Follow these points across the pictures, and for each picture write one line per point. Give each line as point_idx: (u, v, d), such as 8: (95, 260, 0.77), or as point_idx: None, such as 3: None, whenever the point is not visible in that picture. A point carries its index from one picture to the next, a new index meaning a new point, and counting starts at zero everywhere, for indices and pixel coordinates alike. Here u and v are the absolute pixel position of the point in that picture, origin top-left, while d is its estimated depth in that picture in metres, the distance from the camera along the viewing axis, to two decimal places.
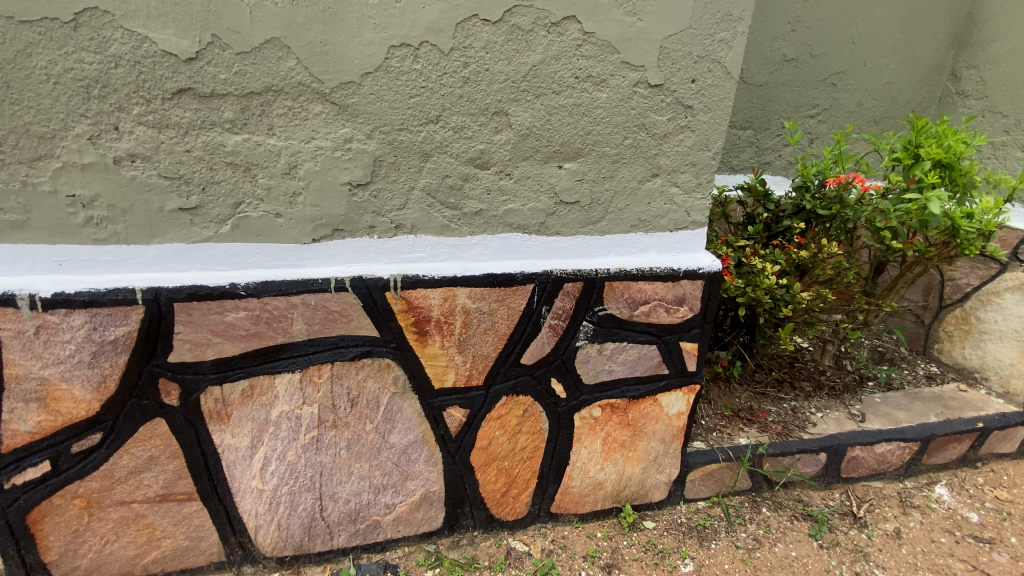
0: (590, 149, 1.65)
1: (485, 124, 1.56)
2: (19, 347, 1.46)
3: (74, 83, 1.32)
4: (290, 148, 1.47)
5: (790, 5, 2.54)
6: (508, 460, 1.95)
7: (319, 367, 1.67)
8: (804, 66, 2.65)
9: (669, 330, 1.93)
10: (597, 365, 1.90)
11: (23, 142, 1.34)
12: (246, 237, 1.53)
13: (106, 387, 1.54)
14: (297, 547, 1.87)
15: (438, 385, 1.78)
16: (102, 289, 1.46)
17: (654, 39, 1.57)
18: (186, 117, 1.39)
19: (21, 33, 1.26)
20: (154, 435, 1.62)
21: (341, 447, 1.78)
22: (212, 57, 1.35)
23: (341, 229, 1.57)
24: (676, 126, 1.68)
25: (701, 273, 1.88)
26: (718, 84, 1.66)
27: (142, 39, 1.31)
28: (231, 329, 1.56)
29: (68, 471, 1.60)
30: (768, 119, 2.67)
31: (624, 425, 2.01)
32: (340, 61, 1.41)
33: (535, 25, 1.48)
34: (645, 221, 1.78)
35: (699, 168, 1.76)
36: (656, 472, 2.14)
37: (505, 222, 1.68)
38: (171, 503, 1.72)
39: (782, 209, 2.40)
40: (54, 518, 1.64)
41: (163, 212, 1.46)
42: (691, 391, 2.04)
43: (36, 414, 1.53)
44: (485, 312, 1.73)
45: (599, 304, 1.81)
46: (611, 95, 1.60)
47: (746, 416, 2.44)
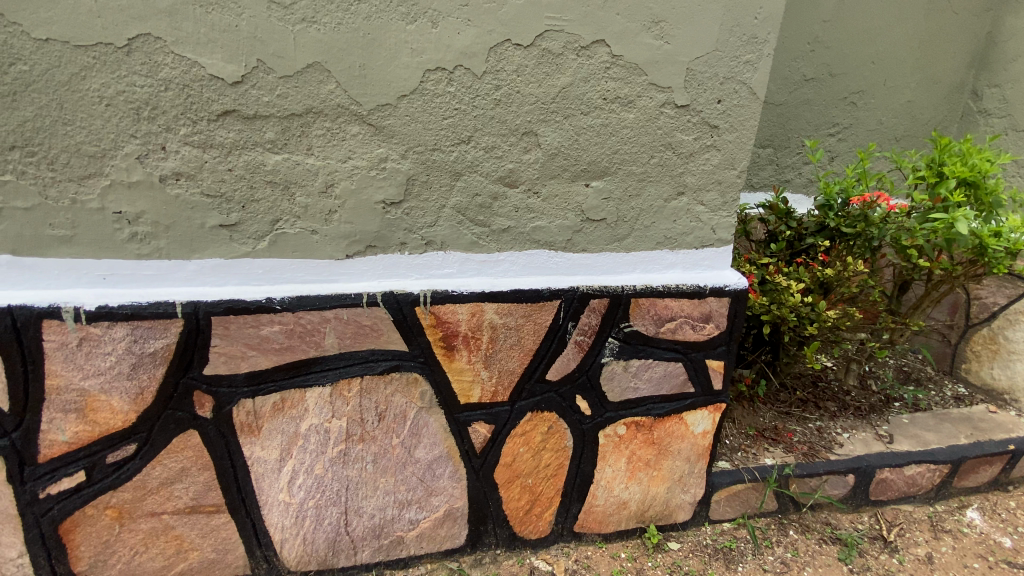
0: (617, 168, 1.68)
1: (515, 144, 1.59)
2: (61, 358, 1.51)
3: (125, 106, 1.38)
4: (327, 167, 1.51)
5: (810, 26, 2.57)
6: (532, 477, 1.94)
7: (349, 381, 1.69)
8: (823, 85, 2.67)
9: (696, 347, 1.93)
10: (623, 382, 1.89)
11: (74, 161, 1.40)
12: (282, 253, 1.57)
13: (142, 398, 1.58)
14: (320, 561, 1.88)
15: (464, 400, 1.79)
16: (143, 302, 1.51)
17: (681, 62, 1.60)
18: (229, 137, 1.44)
19: (75, 57, 1.33)
20: (187, 446, 1.65)
21: (367, 462, 1.79)
22: (256, 81, 1.41)
23: (374, 246, 1.61)
24: (702, 145, 1.70)
25: (727, 290, 1.88)
26: (744, 105, 1.68)
27: (191, 64, 1.37)
28: (265, 343, 1.59)
29: (102, 481, 1.63)
30: (788, 137, 2.69)
31: (649, 443, 2.00)
32: (377, 85, 1.46)
33: (565, 49, 1.52)
34: (670, 239, 1.80)
35: (725, 187, 1.77)
36: (681, 492, 2.11)
37: (532, 239, 1.70)
38: (200, 515, 1.73)
39: (804, 227, 2.39)
40: (86, 528, 1.66)
41: (203, 229, 1.50)
42: (716, 410, 2.02)
43: (74, 424, 1.57)
44: (512, 327, 1.74)
45: (625, 321, 1.82)
46: (638, 116, 1.63)
47: (771, 435, 2.40)
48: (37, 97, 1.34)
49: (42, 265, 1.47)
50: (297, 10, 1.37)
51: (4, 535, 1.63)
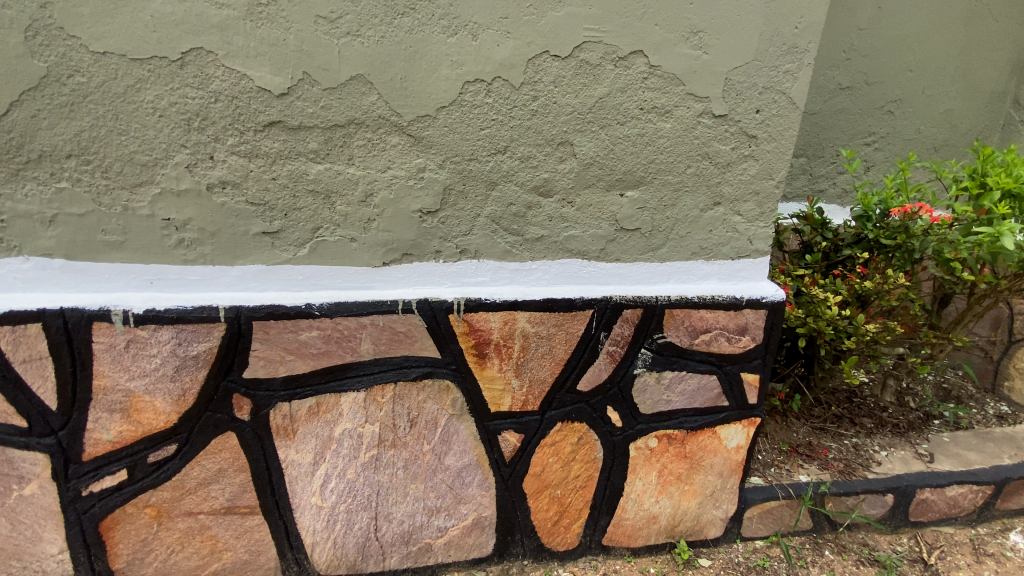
0: (652, 178, 1.67)
1: (551, 154, 1.60)
2: (109, 359, 1.56)
3: (176, 117, 1.43)
4: (367, 177, 1.54)
5: (845, 35, 2.53)
6: (561, 488, 1.93)
7: (383, 387, 1.71)
8: (859, 94, 2.62)
9: (730, 360, 1.89)
10: (655, 394, 1.87)
11: (126, 170, 1.46)
12: (322, 260, 1.60)
13: (183, 400, 1.62)
14: (350, 566, 1.89)
15: (495, 408, 1.79)
16: (189, 306, 1.55)
17: (720, 71, 1.59)
18: (274, 147, 1.49)
19: (132, 70, 1.39)
20: (225, 448, 1.68)
21: (398, 467, 1.80)
22: (302, 93, 1.45)
23: (410, 254, 1.63)
24: (740, 155, 1.69)
25: (764, 302, 1.84)
26: (783, 114, 1.66)
27: (241, 76, 1.42)
28: (303, 347, 1.62)
29: (143, 480, 1.68)
30: (822, 147, 2.64)
31: (681, 457, 1.97)
32: (418, 96, 1.49)
33: (602, 60, 1.53)
34: (706, 249, 1.78)
35: (762, 197, 1.75)
36: (713, 508, 2.07)
37: (566, 248, 1.70)
38: (234, 516, 1.77)
39: (841, 239, 2.34)
40: (126, 525, 1.71)
41: (247, 236, 1.54)
42: (751, 425, 1.98)
43: (118, 423, 1.62)
44: (544, 336, 1.74)
45: (658, 332, 1.80)
46: (675, 126, 1.62)
47: (805, 451, 2.34)
48: (94, 108, 1.41)
49: (94, 269, 1.52)
50: (343, 24, 1.41)
51: (47, 530, 1.69)
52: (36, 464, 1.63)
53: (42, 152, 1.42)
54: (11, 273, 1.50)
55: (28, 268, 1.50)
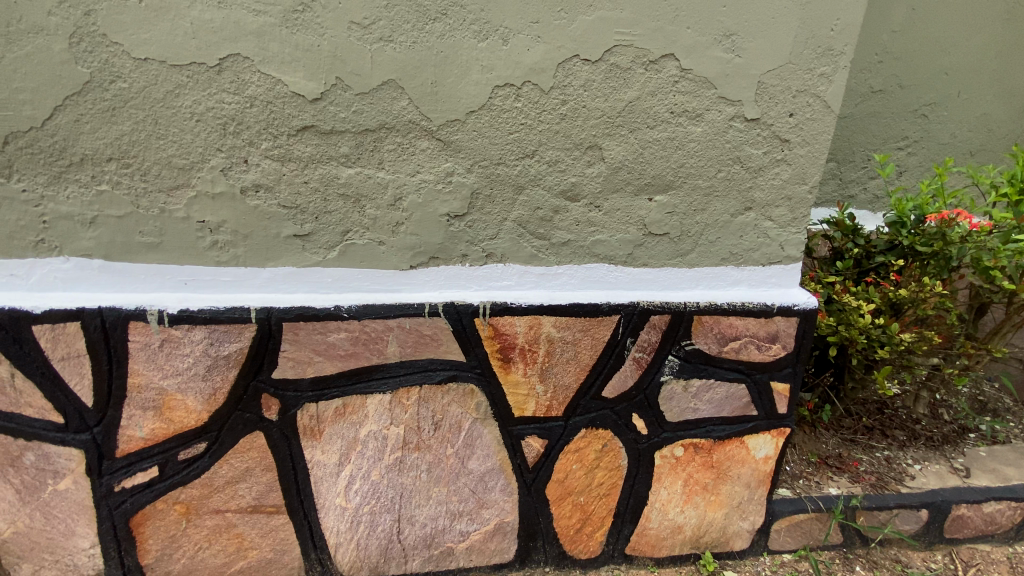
0: (682, 182, 1.65)
1: (579, 158, 1.59)
2: (144, 358, 1.59)
3: (213, 121, 1.46)
4: (396, 181, 1.56)
5: (878, 37, 2.48)
6: (585, 496, 1.91)
7: (408, 389, 1.71)
8: (891, 97, 2.55)
9: (760, 368, 1.86)
10: (682, 402, 1.84)
11: (164, 173, 1.50)
12: (350, 263, 1.62)
13: (214, 399, 1.65)
14: (372, 567, 1.90)
15: (518, 413, 1.78)
16: (221, 307, 1.58)
17: (753, 75, 1.56)
18: (307, 151, 1.51)
19: (171, 76, 1.42)
20: (252, 447, 1.71)
21: (422, 470, 1.81)
22: (334, 98, 1.47)
23: (437, 257, 1.64)
24: (772, 160, 1.66)
25: (796, 310, 1.80)
26: (817, 118, 1.63)
27: (276, 82, 1.45)
28: (331, 349, 1.64)
29: (173, 477, 1.71)
30: (853, 151, 2.58)
31: (708, 467, 1.93)
32: (448, 101, 1.50)
33: (633, 64, 1.52)
34: (736, 255, 1.75)
35: (795, 202, 1.71)
36: (739, 519, 2.02)
37: (592, 253, 1.69)
38: (260, 515, 1.79)
39: (874, 245, 2.27)
40: (155, 521, 1.74)
41: (279, 238, 1.57)
42: (780, 435, 1.94)
43: (150, 421, 1.65)
44: (569, 341, 1.73)
45: (686, 338, 1.77)
46: (705, 129, 1.60)
47: (835, 464, 2.28)
48: (134, 113, 1.44)
49: (131, 270, 1.56)
50: (375, 30, 1.43)
51: (80, 525, 1.73)
52: (72, 459, 1.67)
53: (84, 155, 1.46)
54: (52, 273, 1.55)
55: (69, 268, 1.55)
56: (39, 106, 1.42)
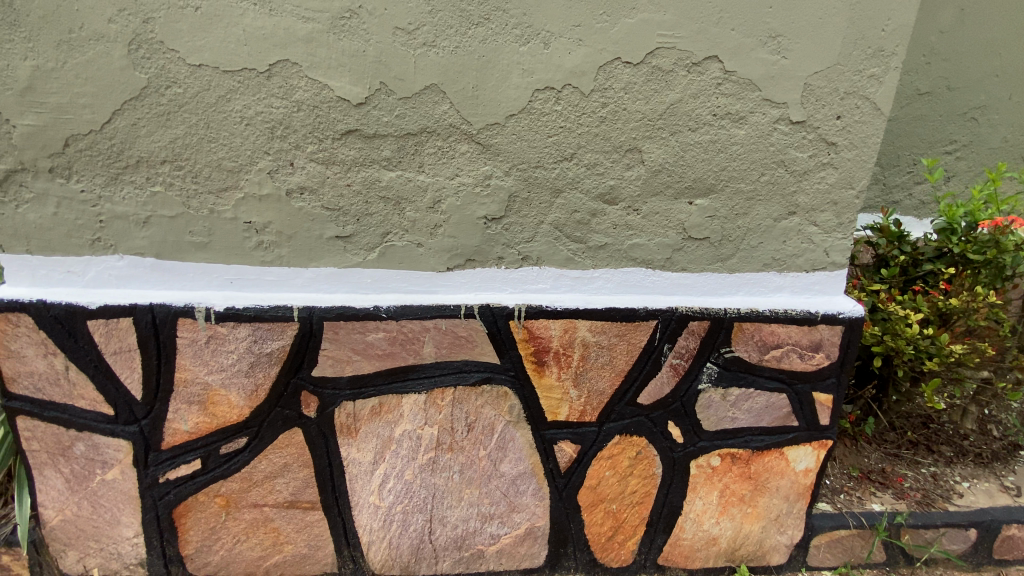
0: (723, 186, 1.62)
1: (618, 161, 1.58)
2: (191, 354, 1.65)
3: (261, 125, 1.51)
4: (435, 184, 1.58)
5: (925, 37, 2.39)
6: (617, 503, 1.88)
7: (443, 390, 1.72)
8: (939, 100, 2.46)
9: (802, 378, 1.80)
10: (720, 411, 1.80)
11: (214, 175, 1.55)
12: (389, 264, 1.65)
13: (256, 395, 1.69)
14: (403, 567, 1.91)
15: (552, 417, 1.77)
16: (265, 305, 1.63)
17: (800, 76, 1.53)
18: (350, 154, 1.54)
19: (224, 82, 1.47)
20: (291, 443, 1.74)
21: (454, 471, 1.82)
22: (378, 102, 1.50)
23: (473, 259, 1.65)
24: (818, 163, 1.61)
25: (841, 318, 1.75)
26: (866, 121, 1.58)
27: (322, 87, 1.48)
28: (369, 348, 1.67)
29: (214, 470, 1.76)
30: (897, 155, 2.49)
31: (745, 478, 1.88)
32: (488, 105, 1.51)
33: (675, 66, 1.50)
34: (778, 260, 1.71)
35: (842, 208, 1.66)
36: (777, 533, 1.96)
37: (629, 256, 1.67)
38: (296, 510, 1.82)
39: (921, 252, 2.17)
40: (196, 513, 1.80)
41: (321, 239, 1.61)
42: (821, 447, 1.88)
43: (195, 415, 1.71)
44: (605, 346, 1.71)
45: (726, 346, 1.74)
46: (749, 133, 1.57)
47: (878, 479, 2.19)
48: (187, 117, 1.50)
49: (180, 269, 1.62)
50: (419, 35, 1.45)
51: (125, 514, 1.80)
52: (119, 450, 1.74)
53: (139, 158, 1.53)
54: (107, 270, 1.62)
55: (122, 266, 1.62)
56: (100, 111, 1.49)
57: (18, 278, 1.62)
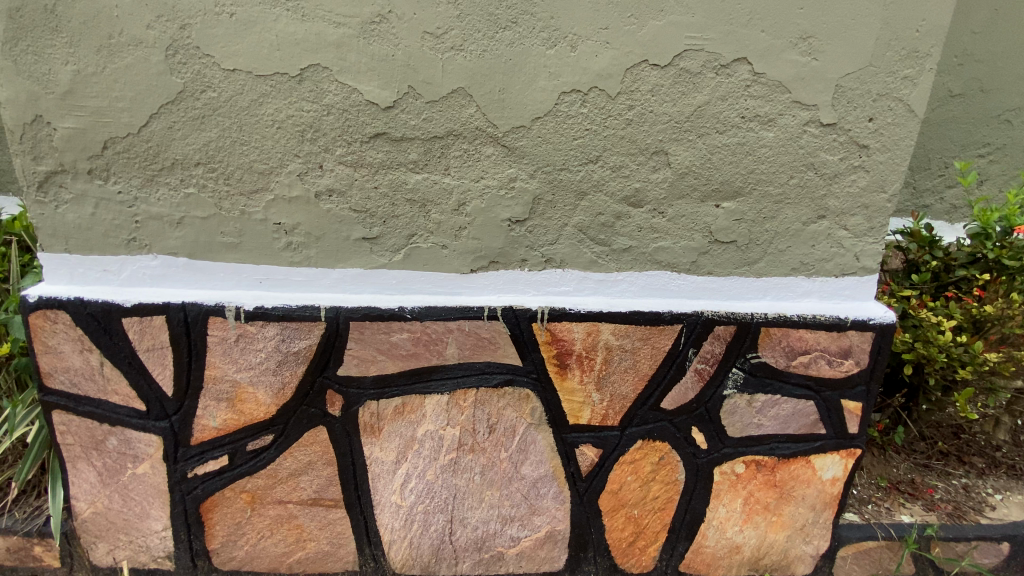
0: (751, 189, 1.60)
1: (644, 163, 1.58)
2: (220, 352, 1.68)
3: (292, 128, 1.54)
4: (461, 187, 1.59)
5: (958, 38, 2.34)
6: (638, 509, 1.87)
7: (465, 391, 1.73)
8: (972, 102, 2.40)
9: (830, 385, 1.77)
10: (745, 417, 1.78)
11: (245, 177, 1.58)
12: (414, 266, 1.67)
13: (282, 393, 1.72)
14: (423, 566, 1.92)
15: (573, 421, 1.77)
16: (293, 305, 1.65)
17: (831, 78, 1.51)
18: (378, 157, 1.56)
19: (257, 86, 1.51)
20: (316, 441, 1.77)
21: (475, 473, 1.82)
22: (406, 106, 1.52)
23: (497, 261, 1.66)
24: (849, 166, 1.59)
25: (871, 324, 1.71)
26: (900, 123, 1.55)
27: (352, 90, 1.51)
28: (393, 348, 1.68)
29: (241, 467, 1.79)
30: (928, 158, 2.44)
31: (770, 486, 1.85)
32: (514, 108, 1.52)
33: (703, 68, 1.49)
34: (807, 265, 1.68)
35: (873, 211, 1.63)
36: (802, 543, 1.93)
37: (654, 260, 1.67)
38: (319, 508, 1.84)
39: (954, 258, 2.12)
40: (222, 508, 1.83)
41: (348, 241, 1.63)
42: (849, 456, 1.84)
43: (223, 412, 1.74)
44: (628, 350, 1.70)
45: (752, 351, 1.71)
46: (778, 135, 1.55)
47: (907, 490, 2.14)
48: (221, 120, 1.54)
49: (211, 268, 1.66)
50: (447, 39, 1.47)
51: (154, 508, 1.84)
52: (150, 445, 1.78)
53: (174, 160, 1.57)
54: (141, 269, 1.66)
55: (156, 265, 1.66)
56: (137, 114, 1.53)
57: (57, 276, 1.67)
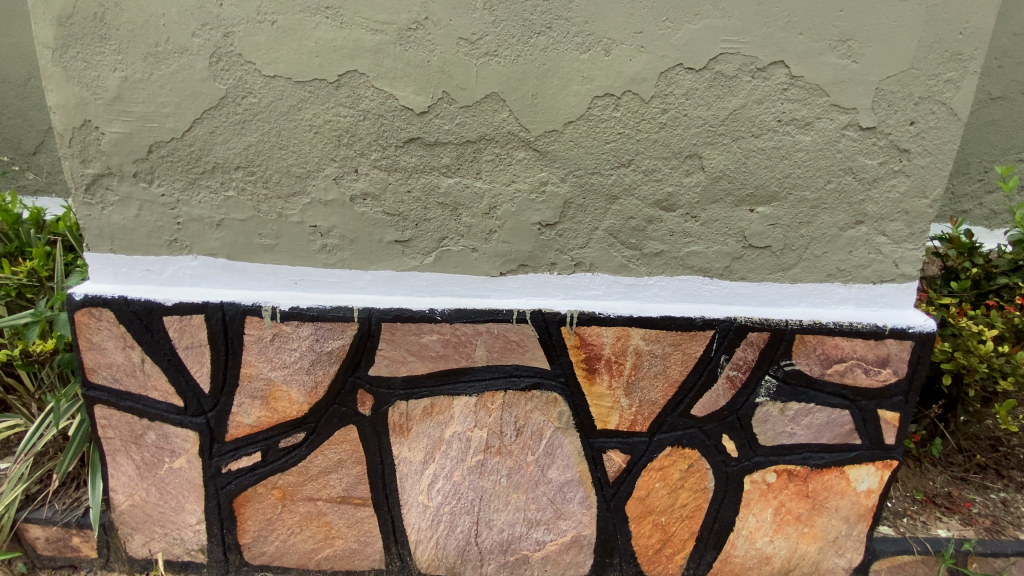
0: (786, 193, 1.58)
1: (677, 167, 1.57)
2: (256, 350, 1.72)
3: (329, 133, 1.57)
4: (492, 191, 1.60)
5: (998, 38, 2.26)
6: (666, 516, 1.85)
7: (493, 393, 1.74)
8: (1014, 104, 2.32)
9: (867, 395, 1.73)
10: (777, 426, 1.75)
11: (283, 181, 1.62)
12: (445, 269, 1.69)
13: (315, 392, 1.75)
14: (449, 567, 1.94)
15: (601, 426, 1.76)
16: (327, 306, 1.69)
17: (870, 81, 1.48)
18: (411, 162, 1.59)
19: (296, 92, 1.55)
20: (346, 440, 1.79)
21: (502, 475, 1.83)
22: (440, 111, 1.54)
23: (527, 265, 1.67)
24: (888, 171, 1.55)
25: (911, 333, 1.66)
26: (942, 127, 1.51)
27: (388, 96, 1.54)
28: (423, 350, 1.70)
29: (273, 463, 1.83)
30: (967, 163, 2.37)
31: (802, 496, 1.82)
32: (547, 112, 1.53)
33: (739, 71, 1.48)
34: (844, 271, 1.65)
35: (913, 217, 1.59)
36: (835, 555, 1.88)
37: (686, 264, 1.65)
38: (348, 506, 1.87)
39: (996, 265, 2.05)
40: (254, 504, 1.87)
41: (381, 243, 1.66)
42: (886, 467, 1.79)
43: (257, 409, 1.78)
44: (658, 355, 1.69)
45: (786, 358, 1.69)
46: (815, 139, 1.53)
47: (943, 503, 2.07)
48: (261, 125, 1.58)
49: (248, 269, 1.71)
50: (482, 45, 1.49)
51: (189, 502, 1.89)
52: (187, 440, 1.83)
53: (215, 163, 1.62)
54: (182, 269, 1.72)
55: (196, 265, 1.71)
56: (181, 119, 1.59)
57: (103, 275, 1.74)
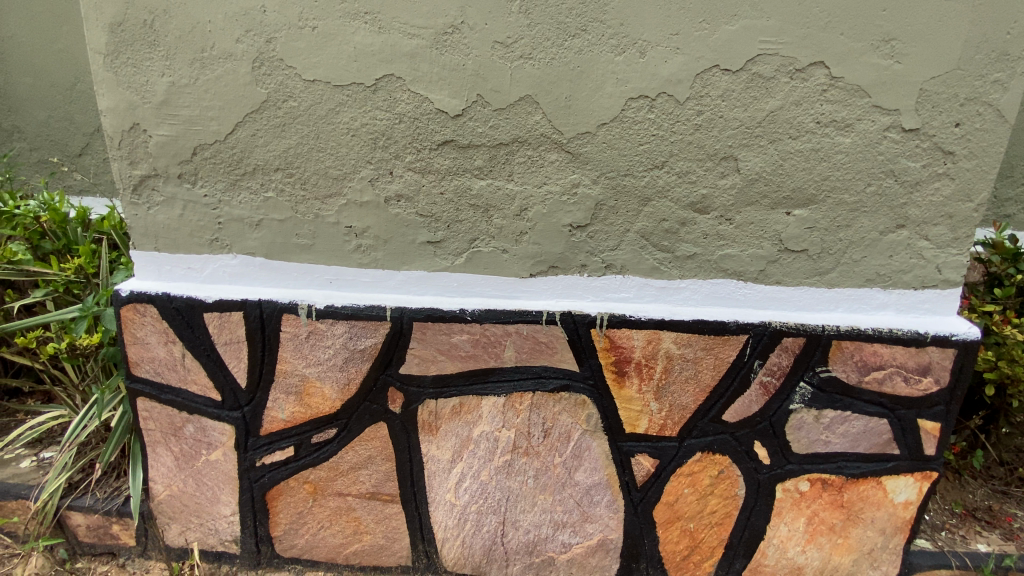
0: (824, 196, 1.55)
1: (712, 169, 1.56)
2: (291, 347, 1.77)
3: (365, 136, 1.61)
4: (524, 193, 1.62)
5: None
6: (694, 522, 1.83)
7: (522, 394, 1.75)
8: None
9: (906, 404, 1.68)
10: (811, 433, 1.71)
11: (321, 182, 1.67)
12: (476, 269, 1.70)
13: (347, 388, 1.79)
14: (474, 567, 1.95)
15: (630, 429, 1.75)
16: (361, 305, 1.72)
17: (914, 82, 1.45)
18: (445, 164, 1.61)
19: (335, 95, 1.59)
20: (376, 437, 1.82)
21: (529, 476, 1.83)
22: (474, 114, 1.56)
23: (557, 266, 1.68)
24: (932, 173, 1.51)
25: (954, 340, 1.61)
26: (990, 128, 1.47)
27: (423, 99, 1.57)
28: (453, 350, 1.72)
29: (304, 458, 1.87)
30: (1013, 166, 2.28)
31: (836, 506, 1.78)
32: (581, 114, 1.54)
33: (777, 72, 1.47)
34: (883, 276, 1.61)
35: (958, 221, 1.55)
36: (870, 568, 1.83)
37: (719, 268, 1.64)
38: (376, 501, 1.90)
39: None
40: (286, 497, 1.92)
41: (414, 244, 1.69)
42: (925, 479, 1.74)
43: (291, 405, 1.83)
44: (690, 359, 1.68)
45: (821, 365, 1.65)
46: (855, 140, 1.50)
47: (984, 517, 2.00)
48: (300, 128, 1.62)
49: (285, 268, 1.75)
50: (517, 48, 1.50)
51: (223, 494, 1.95)
52: (223, 433, 1.89)
53: (256, 165, 1.67)
54: (222, 268, 1.78)
55: (235, 264, 1.77)
56: (225, 122, 1.64)
57: (148, 272, 1.81)
